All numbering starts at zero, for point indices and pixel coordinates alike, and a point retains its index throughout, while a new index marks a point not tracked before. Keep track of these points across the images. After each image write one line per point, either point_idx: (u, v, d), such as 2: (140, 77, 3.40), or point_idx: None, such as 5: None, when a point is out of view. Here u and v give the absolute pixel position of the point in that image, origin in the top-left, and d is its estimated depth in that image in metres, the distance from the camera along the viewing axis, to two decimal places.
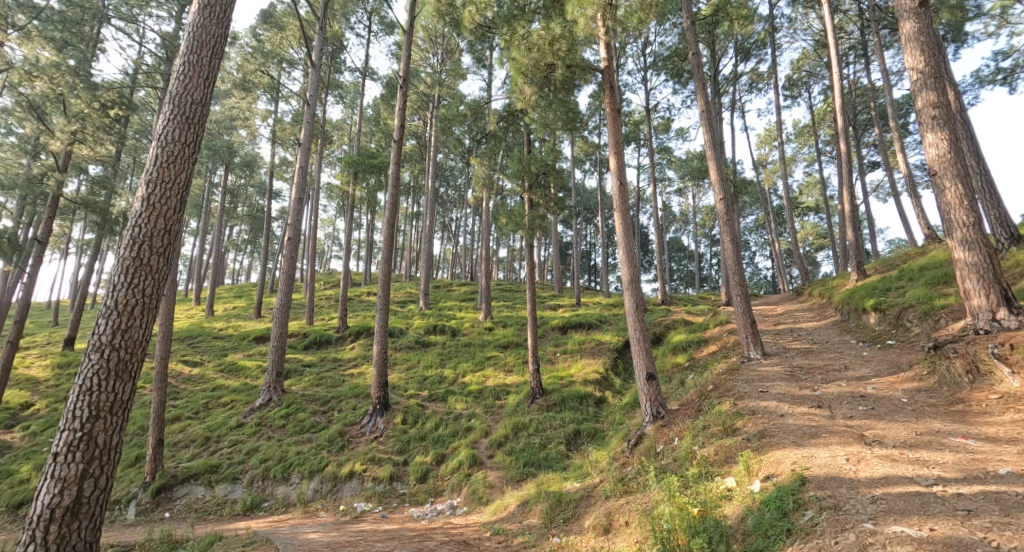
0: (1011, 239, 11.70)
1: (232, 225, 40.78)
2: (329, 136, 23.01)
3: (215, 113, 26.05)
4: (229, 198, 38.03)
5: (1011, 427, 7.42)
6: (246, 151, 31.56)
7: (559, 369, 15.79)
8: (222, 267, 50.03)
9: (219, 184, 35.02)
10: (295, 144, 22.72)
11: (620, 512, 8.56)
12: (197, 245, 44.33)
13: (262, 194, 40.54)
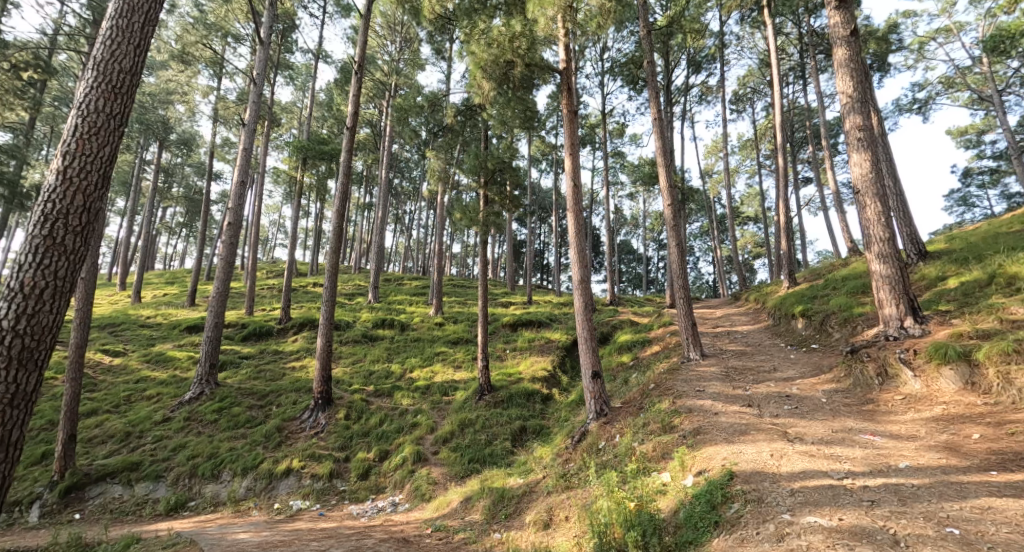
0: (920, 255, 12.95)
1: (165, 206, 38.13)
2: (277, 118, 21.94)
3: (148, 85, 24.24)
4: (163, 177, 35.56)
5: (912, 425, 8.22)
6: (183, 129, 29.64)
7: (508, 366, 15.90)
8: (154, 251, 46.74)
9: (151, 162, 32.64)
10: (238, 124, 21.49)
11: (561, 507, 8.78)
12: (124, 225, 41.12)
13: (200, 175, 38.17)
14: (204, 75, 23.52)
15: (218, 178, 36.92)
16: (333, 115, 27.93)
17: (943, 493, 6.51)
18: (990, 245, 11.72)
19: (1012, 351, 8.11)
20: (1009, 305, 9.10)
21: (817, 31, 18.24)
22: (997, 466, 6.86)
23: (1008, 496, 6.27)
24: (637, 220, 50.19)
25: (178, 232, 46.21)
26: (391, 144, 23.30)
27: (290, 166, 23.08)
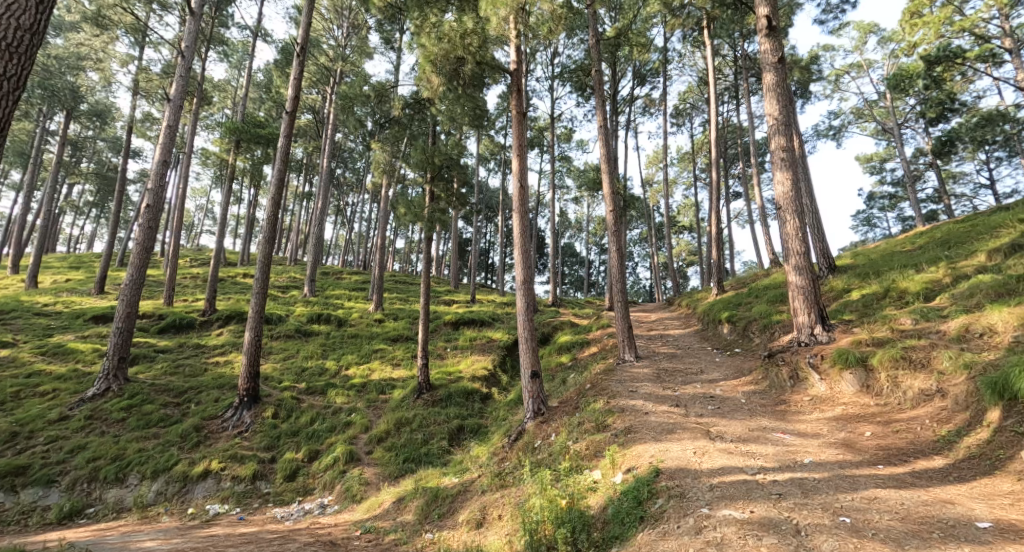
0: (830, 269, 14.17)
1: (70, 183, 34.54)
2: (207, 96, 20.50)
3: (56, 47, 21.89)
4: (69, 150, 32.19)
5: (818, 424, 8.99)
6: (95, 99, 27.02)
7: (447, 364, 15.75)
8: (56, 232, 42.20)
9: (55, 133, 29.47)
10: (161, 98, 19.85)
11: (494, 506, 8.83)
12: (21, 201, 36.84)
13: (114, 151, 34.92)
14: (124, 42, 21.58)
15: (135, 155, 33.94)
16: (271, 97, 26.46)
17: (839, 485, 7.08)
18: (888, 262, 13.02)
19: (901, 357, 9.06)
20: (900, 316, 10.15)
21: (749, 56, 19.48)
22: (886, 460, 7.60)
23: (893, 487, 6.93)
24: (580, 225, 51.31)
25: (89, 213, 42.26)
26: (334, 133, 22.39)
27: (220, 148, 21.62)
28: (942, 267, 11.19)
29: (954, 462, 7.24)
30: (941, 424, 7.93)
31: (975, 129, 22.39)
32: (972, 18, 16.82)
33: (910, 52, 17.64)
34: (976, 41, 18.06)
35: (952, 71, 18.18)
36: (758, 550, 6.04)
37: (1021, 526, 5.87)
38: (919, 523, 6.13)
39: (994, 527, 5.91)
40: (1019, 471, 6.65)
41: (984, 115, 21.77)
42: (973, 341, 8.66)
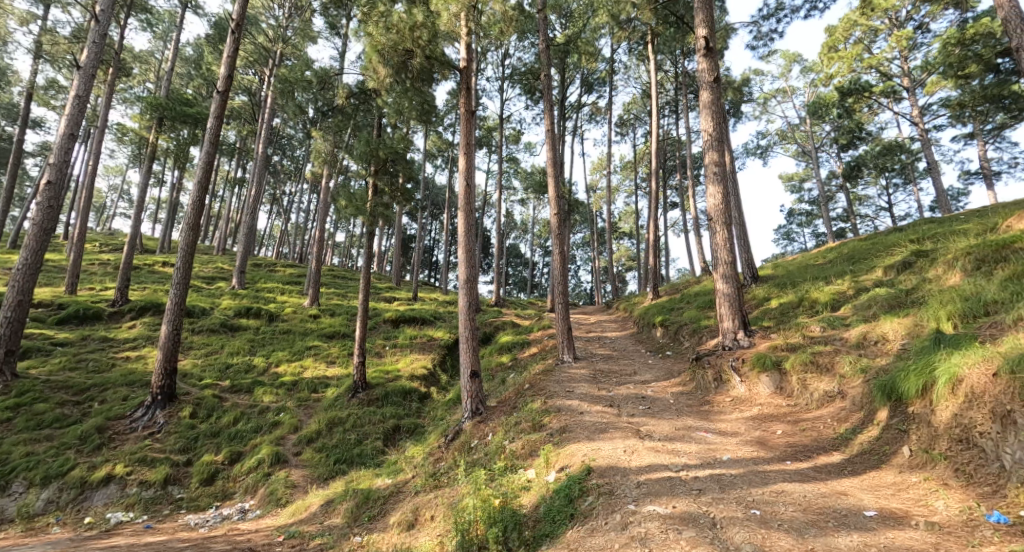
0: (753, 278, 15.18)
1: None
2: (127, 66, 18.82)
3: None
4: None
5: (738, 423, 9.60)
6: None
7: (386, 363, 15.40)
8: None
9: None
10: (71, 65, 18.01)
11: (427, 507, 8.68)
12: None
13: (10, 119, 31.29)
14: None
15: (35, 126, 30.56)
16: (202, 74, 24.71)
17: (751, 480, 7.52)
18: (803, 274, 14.15)
19: (810, 362, 9.85)
20: (811, 324, 11.06)
21: (688, 74, 20.41)
22: (793, 456, 8.21)
23: (798, 480, 7.45)
24: (526, 226, 51.78)
25: None
26: (271, 117, 21.19)
27: (138, 124, 19.92)
28: (847, 280, 12.28)
29: (850, 457, 7.95)
30: (841, 423, 8.67)
31: (878, 157, 24.92)
32: (879, 57, 18.68)
33: (827, 83, 19.22)
34: (881, 78, 20.03)
35: (861, 103, 20.01)
36: (678, 543, 6.27)
37: (900, 513, 6.43)
38: (818, 514, 6.57)
39: (878, 515, 6.44)
40: (901, 464, 7.34)
41: (886, 145, 24.23)
42: (869, 347, 9.52)
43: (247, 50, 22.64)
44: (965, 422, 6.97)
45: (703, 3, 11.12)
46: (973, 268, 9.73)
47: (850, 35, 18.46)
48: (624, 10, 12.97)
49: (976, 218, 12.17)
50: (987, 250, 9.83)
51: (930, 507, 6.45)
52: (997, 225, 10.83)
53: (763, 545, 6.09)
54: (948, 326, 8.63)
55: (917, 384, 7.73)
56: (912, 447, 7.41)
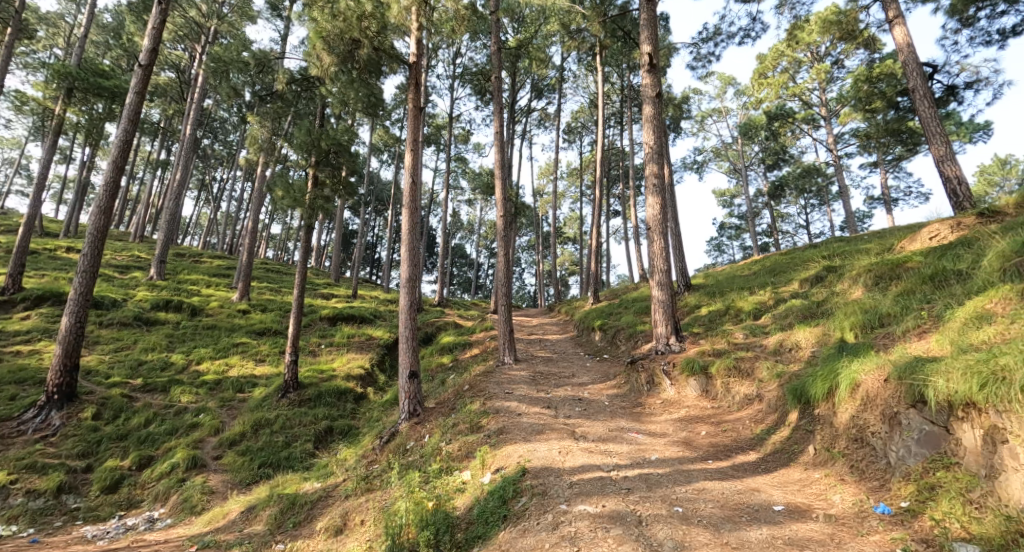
0: (686, 286, 15.98)
1: None
2: (31, 28, 17.00)
3: None
4: None
5: (667, 424, 10.08)
6: None
7: (320, 362, 14.83)
8: None
9: None
10: None
11: (357, 511, 8.40)
12: None
13: None
14: None
15: None
16: (121, 45, 22.74)
17: (677, 479, 7.88)
18: (730, 283, 15.12)
19: (733, 367, 10.49)
20: (736, 331, 11.82)
21: (633, 88, 21.21)
22: (715, 456, 8.72)
23: (718, 478, 7.91)
24: (471, 227, 51.69)
25: None
26: (201, 97, 19.84)
27: (41, 93, 18.02)
28: (768, 291, 13.22)
29: (764, 455, 8.55)
30: (757, 424, 9.30)
31: (799, 178, 27.05)
32: (801, 87, 20.28)
33: (756, 106, 20.64)
34: (802, 106, 21.79)
35: (786, 127, 21.65)
36: (605, 541, 6.43)
37: (804, 507, 6.96)
38: (734, 509, 6.97)
39: (785, 509, 6.92)
40: (806, 461, 7.98)
41: (806, 168, 26.37)
42: (785, 353, 10.28)
43: (175, 24, 21.07)
44: (860, 422, 7.59)
45: (648, 21, 11.64)
46: (873, 283, 10.74)
47: (778, 64, 19.95)
48: (575, 19, 13.26)
49: (877, 239, 13.46)
50: (884, 267, 10.88)
51: (829, 501, 7.02)
52: (894, 245, 12.04)
53: (683, 540, 6.34)
54: (850, 335, 9.47)
55: (823, 388, 8.34)
56: (816, 446, 8.04)
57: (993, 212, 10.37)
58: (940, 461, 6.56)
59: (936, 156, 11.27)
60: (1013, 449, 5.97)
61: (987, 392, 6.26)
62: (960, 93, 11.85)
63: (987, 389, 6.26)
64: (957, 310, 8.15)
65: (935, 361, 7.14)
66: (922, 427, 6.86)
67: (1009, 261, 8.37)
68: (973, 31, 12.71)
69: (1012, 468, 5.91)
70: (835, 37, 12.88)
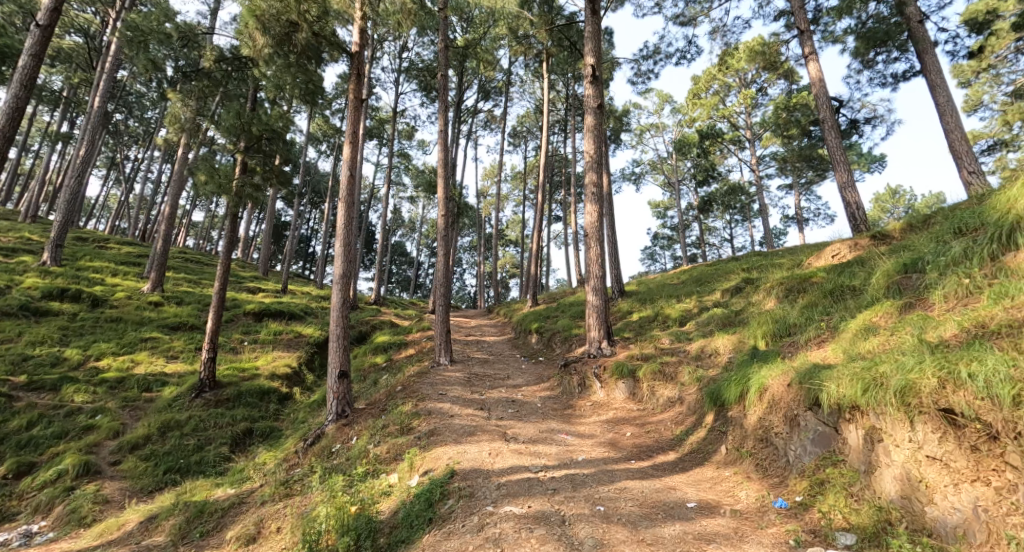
0: (620, 293, 16.63)
1: None
2: None
3: None
4: None
5: (595, 426, 10.41)
6: None
7: (241, 359, 13.95)
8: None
9: None
10: None
11: (273, 518, 7.95)
12: None
13: None
14: None
15: None
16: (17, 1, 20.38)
17: (600, 479, 8.12)
18: (660, 291, 15.93)
19: (658, 371, 10.98)
20: (662, 336, 12.44)
21: (577, 97, 21.74)
22: (638, 456, 9.11)
23: (639, 477, 8.24)
24: (413, 225, 50.99)
25: None
26: (114, 66, 18.10)
27: None
28: (693, 300, 14.05)
29: (682, 455, 9.04)
30: (677, 425, 9.80)
31: (726, 195, 29.03)
32: (729, 110, 21.74)
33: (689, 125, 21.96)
34: (730, 127, 23.37)
35: (715, 146, 23.20)
36: (528, 541, 6.40)
37: (714, 503, 7.41)
38: (651, 507, 7.27)
39: (697, 506, 7.34)
40: (719, 460, 8.52)
41: (732, 186, 28.36)
42: (705, 358, 10.92)
43: None
44: (766, 424, 8.16)
45: (592, 35, 11.98)
46: (783, 295, 11.68)
47: (710, 87, 21.33)
48: (523, 25, 13.39)
49: (789, 254, 14.72)
50: (793, 281, 11.85)
51: (735, 497, 7.51)
52: (802, 261, 13.17)
53: (604, 539, 6.49)
54: (763, 343, 10.24)
55: (736, 391, 8.93)
56: (728, 446, 8.58)
57: (883, 235, 11.63)
58: (830, 458, 7.13)
59: (840, 182, 12.43)
60: (887, 447, 6.50)
61: (869, 397, 6.74)
62: (860, 128, 13.18)
63: (868, 394, 6.75)
64: (850, 322, 8.99)
65: (830, 368, 7.74)
66: (817, 428, 7.43)
67: (892, 278, 9.36)
68: (871, 73, 14.16)
69: (884, 464, 6.47)
70: (759, 66, 13.93)
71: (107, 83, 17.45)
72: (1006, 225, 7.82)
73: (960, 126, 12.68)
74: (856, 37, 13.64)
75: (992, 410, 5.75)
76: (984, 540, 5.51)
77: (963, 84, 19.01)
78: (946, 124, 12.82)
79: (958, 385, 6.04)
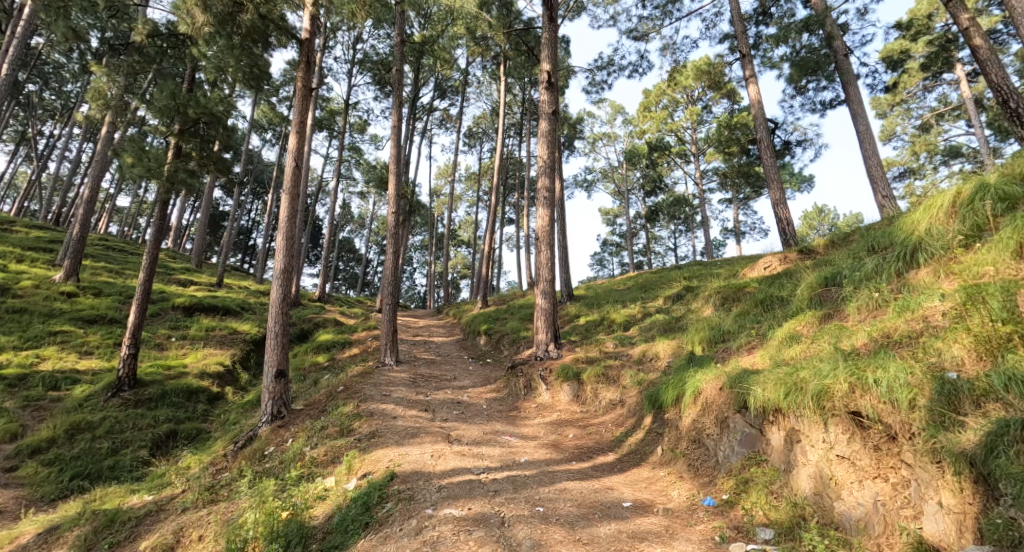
0: (569, 297, 16.96)
1: None
2: None
3: None
4: None
5: (539, 428, 10.52)
6: None
7: (167, 356, 13.07)
8: None
9: None
10: None
11: (194, 526, 7.47)
12: None
13: None
14: None
15: None
16: None
17: (541, 480, 8.18)
18: (607, 296, 16.36)
19: (601, 374, 11.23)
20: (607, 340, 12.76)
21: (532, 101, 21.96)
22: (579, 457, 9.28)
23: (578, 478, 8.39)
24: (362, 221, 49.87)
25: None
26: (27, 32, 16.49)
27: None
28: (638, 306, 14.52)
29: (620, 456, 9.29)
30: (618, 427, 10.06)
31: (671, 206, 30.23)
32: (676, 125, 22.66)
33: (639, 136, 22.76)
34: (678, 141, 24.35)
35: (663, 158, 24.13)
36: (466, 543, 6.27)
37: (648, 502, 7.65)
38: (589, 507, 7.40)
39: (632, 505, 7.55)
40: (654, 461, 8.80)
41: (678, 198, 29.58)
42: (646, 363, 11.28)
43: None
44: (699, 426, 8.45)
45: (549, 42, 12.13)
46: (720, 303, 12.27)
47: (660, 101, 22.15)
48: (480, 26, 13.37)
49: (727, 265, 15.51)
50: (729, 290, 12.47)
51: (668, 496, 7.78)
52: (738, 272, 13.90)
53: (541, 539, 6.46)
54: (699, 348, 10.69)
55: (673, 394, 9.25)
56: (663, 447, 8.87)
57: (810, 251, 12.47)
58: (754, 458, 7.36)
59: (773, 199, 13.21)
60: (804, 447, 6.70)
61: (790, 400, 6.93)
62: (793, 149, 14.06)
63: (789, 398, 6.94)
64: (777, 330, 9.55)
65: (757, 373, 8.01)
66: (744, 429, 7.66)
67: (815, 291, 10.03)
68: (803, 99, 15.16)
69: (801, 463, 6.67)
70: (705, 85, 14.61)
71: (19, 50, 15.87)
72: (910, 246, 8.56)
73: (876, 153, 13.79)
74: (791, 64, 14.56)
75: (892, 413, 5.99)
76: (881, 532, 5.73)
77: (880, 115, 20.69)
78: (866, 150, 13.91)
79: (865, 389, 6.26)
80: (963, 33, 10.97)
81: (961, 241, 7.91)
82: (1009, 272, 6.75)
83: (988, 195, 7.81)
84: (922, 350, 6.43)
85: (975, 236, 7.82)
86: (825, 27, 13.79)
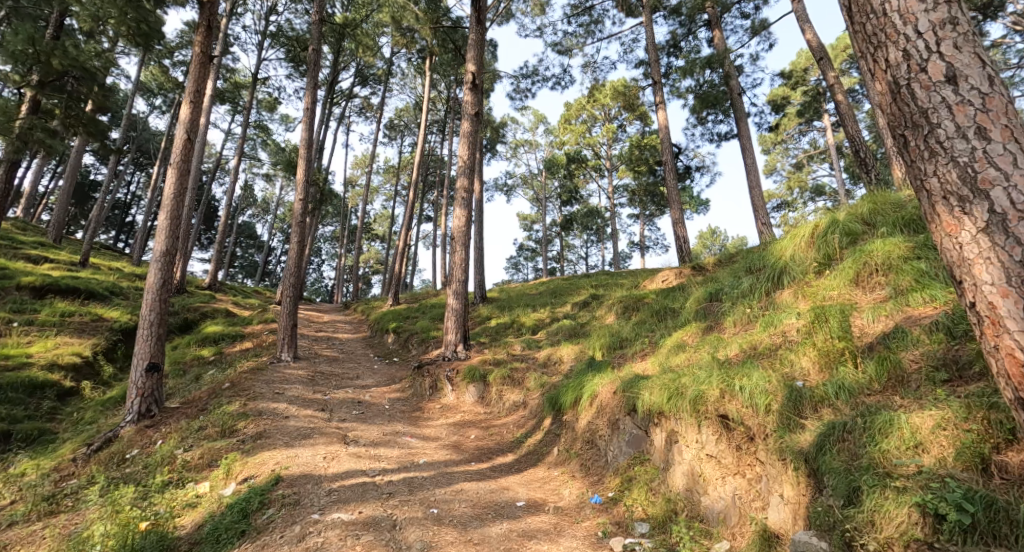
0: (481, 298, 16.99)
1: None
2: None
3: None
4: None
5: (441, 429, 10.35)
6: None
7: (7, 343, 11.19)
8: None
9: None
10: None
11: (26, 541, 6.40)
12: None
13: None
14: None
15: None
16: None
17: (438, 481, 8.03)
18: (519, 300, 16.61)
19: (507, 377, 11.32)
20: (514, 343, 12.92)
21: (456, 100, 21.75)
22: (477, 458, 9.26)
23: (476, 479, 8.37)
24: (265, 206, 46.54)
25: None
26: None
27: None
28: (547, 310, 14.87)
29: (518, 457, 9.39)
30: (519, 428, 10.19)
31: (584, 217, 31.46)
32: (594, 139, 23.64)
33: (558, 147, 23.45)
34: (594, 155, 25.36)
35: (579, 170, 25.03)
36: (353, 548, 5.93)
37: (541, 501, 7.80)
38: (483, 507, 7.39)
39: (526, 505, 7.65)
40: (550, 461, 9.01)
41: (591, 210, 30.86)
42: (550, 366, 11.55)
43: None
44: (593, 427, 8.77)
45: (475, 43, 12.03)
46: (621, 311, 12.91)
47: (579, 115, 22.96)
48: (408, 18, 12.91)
49: (631, 276, 16.39)
50: (630, 300, 13.15)
51: (559, 494, 8.00)
52: (639, 283, 14.74)
53: (433, 541, 6.30)
54: (599, 353, 11.14)
55: (571, 398, 9.55)
56: (560, 448, 9.10)
57: (701, 268, 13.53)
58: (639, 458, 7.74)
59: (674, 218, 14.17)
60: (680, 447, 7.10)
61: (671, 403, 7.38)
62: (692, 173, 15.15)
63: (671, 401, 7.39)
64: (667, 339, 10.22)
65: (647, 378, 8.44)
66: (632, 430, 8.05)
67: (701, 304, 10.88)
68: (703, 128, 16.42)
69: (677, 461, 7.06)
70: (621, 105, 15.35)
71: None
72: (778, 269, 9.57)
73: (759, 185, 15.29)
74: (695, 96, 15.75)
75: (752, 416, 6.44)
76: (735, 523, 6.05)
77: (766, 150, 23.06)
78: (751, 181, 15.38)
79: (733, 395, 6.77)
80: (829, 88, 12.57)
81: (816, 268, 8.93)
82: (847, 297, 7.74)
83: (839, 230, 8.93)
84: (780, 361, 7.10)
85: (826, 264, 8.88)
86: (723, 66, 15.08)
